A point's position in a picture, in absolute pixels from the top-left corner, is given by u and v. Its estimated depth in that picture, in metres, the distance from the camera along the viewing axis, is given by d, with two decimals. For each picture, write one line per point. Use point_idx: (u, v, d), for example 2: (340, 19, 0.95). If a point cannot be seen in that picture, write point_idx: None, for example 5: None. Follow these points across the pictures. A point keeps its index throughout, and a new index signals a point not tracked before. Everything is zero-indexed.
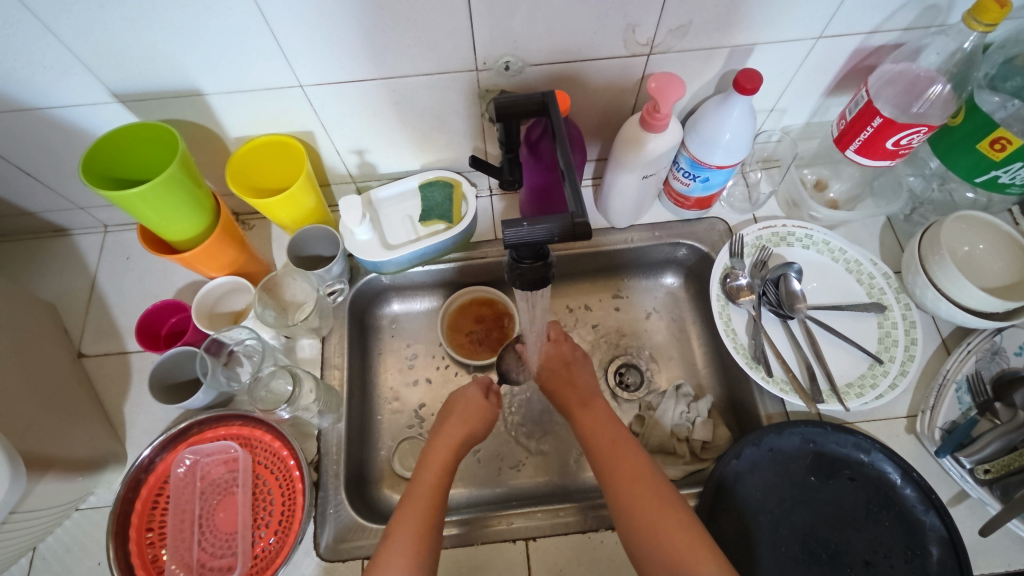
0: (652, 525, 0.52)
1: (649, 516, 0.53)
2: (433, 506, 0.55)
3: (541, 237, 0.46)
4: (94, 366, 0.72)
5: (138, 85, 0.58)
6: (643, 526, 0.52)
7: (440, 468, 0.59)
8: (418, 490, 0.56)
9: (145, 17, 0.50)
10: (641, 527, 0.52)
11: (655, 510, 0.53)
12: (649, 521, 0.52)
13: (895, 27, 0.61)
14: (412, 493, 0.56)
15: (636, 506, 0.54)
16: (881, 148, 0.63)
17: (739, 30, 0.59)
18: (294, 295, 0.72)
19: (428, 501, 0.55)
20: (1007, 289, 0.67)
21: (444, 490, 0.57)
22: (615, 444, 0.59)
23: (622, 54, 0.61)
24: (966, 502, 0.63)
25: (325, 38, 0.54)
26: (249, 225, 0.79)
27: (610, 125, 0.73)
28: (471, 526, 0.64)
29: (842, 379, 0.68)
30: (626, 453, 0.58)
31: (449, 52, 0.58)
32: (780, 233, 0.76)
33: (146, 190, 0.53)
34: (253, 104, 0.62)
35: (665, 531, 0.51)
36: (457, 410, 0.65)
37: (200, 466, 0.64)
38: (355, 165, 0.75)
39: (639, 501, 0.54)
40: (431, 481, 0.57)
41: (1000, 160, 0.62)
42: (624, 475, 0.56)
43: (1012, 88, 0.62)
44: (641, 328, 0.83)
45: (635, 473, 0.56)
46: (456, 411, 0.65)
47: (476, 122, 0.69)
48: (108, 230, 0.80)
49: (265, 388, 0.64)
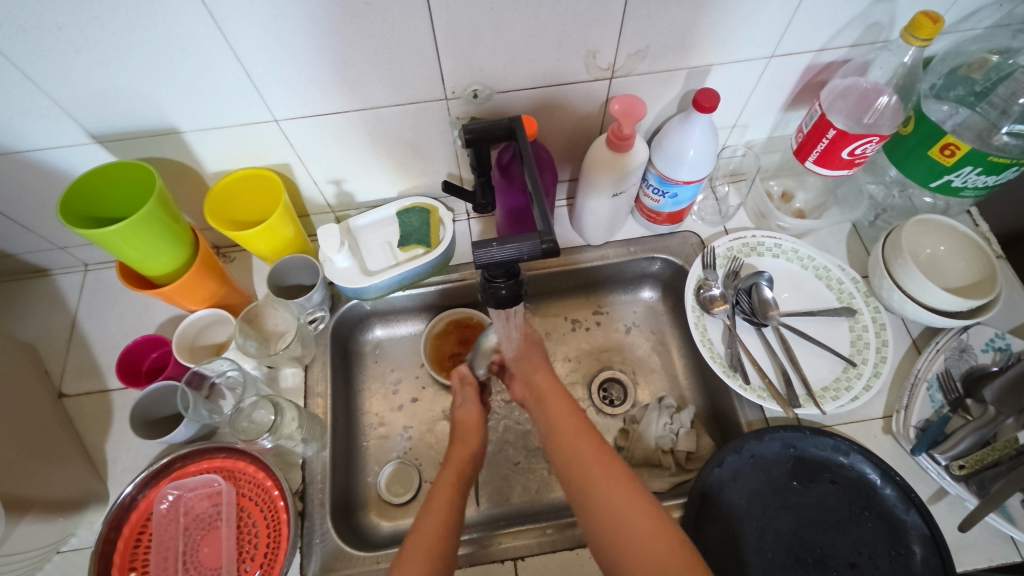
0: (630, 530, 0.50)
1: (622, 518, 0.51)
2: (449, 520, 0.54)
3: (511, 256, 0.47)
4: (75, 406, 0.71)
5: (116, 125, 0.60)
6: (624, 531, 0.50)
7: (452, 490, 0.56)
8: (429, 517, 0.54)
9: (120, 61, 0.52)
10: (612, 529, 0.50)
11: (636, 510, 0.51)
12: (627, 523, 0.50)
13: (842, 44, 0.64)
14: (423, 519, 0.54)
15: (613, 511, 0.51)
16: (838, 158, 0.66)
17: (697, 52, 0.62)
18: (275, 325, 0.73)
19: (443, 523, 0.53)
20: (969, 288, 0.69)
21: (455, 515, 0.54)
22: (580, 437, 0.58)
23: (585, 78, 0.64)
24: (945, 499, 0.64)
25: (296, 75, 0.56)
26: (230, 257, 0.80)
27: (580, 147, 0.76)
28: (471, 546, 0.64)
29: (817, 383, 0.70)
30: (589, 458, 0.55)
31: (419, 83, 0.60)
32: (750, 243, 0.78)
33: (124, 227, 0.54)
34: (228, 139, 0.64)
35: (644, 535, 0.49)
36: (459, 432, 0.64)
37: (183, 501, 0.63)
38: (333, 195, 0.77)
39: (615, 500, 0.52)
40: (442, 499, 0.55)
41: (952, 165, 0.65)
42: (595, 473, 0.54)
43: (955, 97, 0.66)
44: (622, 344, 0.84)
45: (613, 473, 0.54)
46: (457, 444, 0.63)
47: (450, 149, 0.71)
48: (89, 269, 0.81)
49: (247, 419, 0.64)
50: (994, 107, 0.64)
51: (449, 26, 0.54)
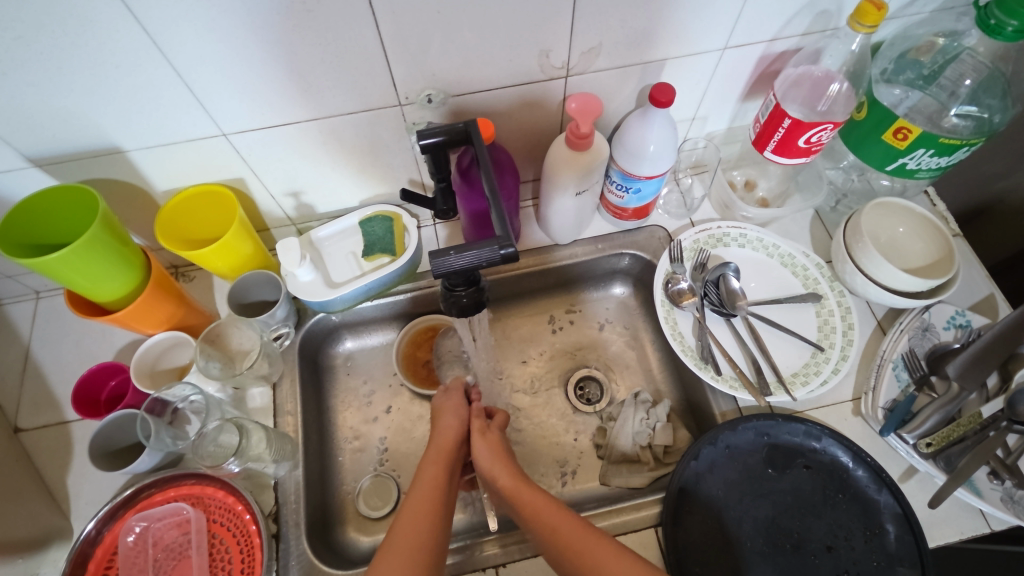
0: None
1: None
2: (425, 523, 0.50)
3: (469, 264, 0.46)
4: (33, 441, 0.69)
5: (55, 147, 0.57)
6: None
7: (433, 499, 0.53)
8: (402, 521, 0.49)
9: (52, 80, 0.50)
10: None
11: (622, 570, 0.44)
12: None
13: (793, 34, 0.64)
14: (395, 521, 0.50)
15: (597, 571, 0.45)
16: (795, 146, 0.66)
17: (651, 48, 0.62)
18: (240, 344, 0.71)
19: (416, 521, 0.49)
20: (929, 267, 0.70)
21: (435, 522, 0.50)
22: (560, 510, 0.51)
23: (540, 78, 0.63)
24: (916, 477, 0.65)
25: (241, 87, 0.55)
26: (189, 277, 0.78)
27: (541, 146, 0.75)
28: (459, 555, 0.63)
29: (787, 370, 0.71)
30: (556, 503, 0.52)
31: (370, 89, 0.59)
32: (716, 234, 0.79)
33: (68, 253, 0.52)
34: (176, 157, 0.62)
35: None
36: (436, 441, 0.61)
37: (151, 532, 0.61)
38: (292, 208, 0.75)
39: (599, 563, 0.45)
40: (420, 501, 0.52)
41: (905, 148, 0.65)
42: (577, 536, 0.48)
43: (905, 81, 0.67)
44: (597, 341, 0.84)
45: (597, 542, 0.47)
46: (434, 451, 0.59)
47: (409, 156, 0.70)
48: (40, 296, 0.78)
49: (213, 443, 0.62)
50: (944, 89, 0.65)
51: (396, 31, 0.53)
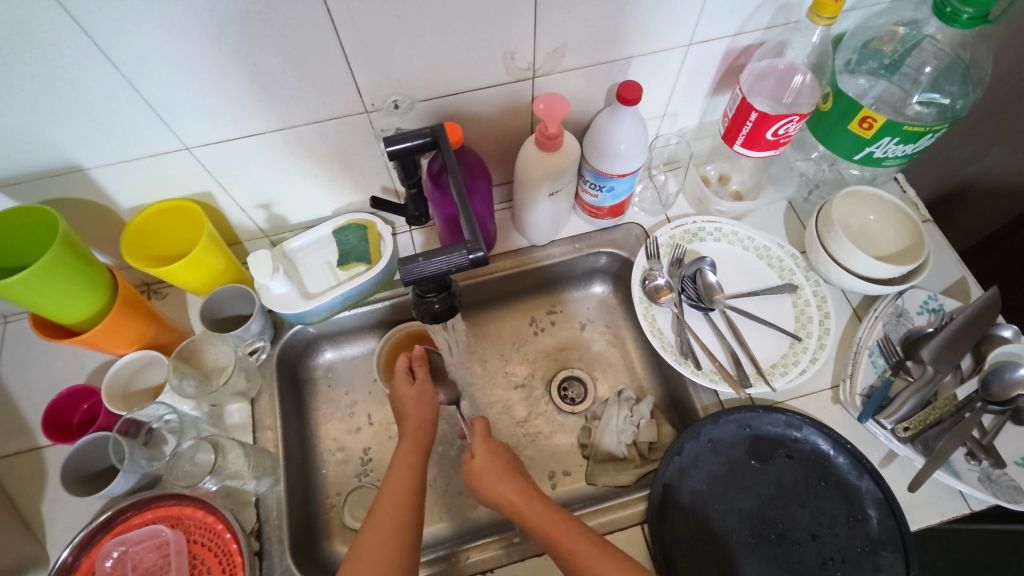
0: None
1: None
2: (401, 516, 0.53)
3: (438, 269, 0.46)
4: (4, 469, 0.67)
5: (13, 168, 0.56)
6: None
7: (407, 488, 0.56)
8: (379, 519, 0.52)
9: (4, 101, 0.48)
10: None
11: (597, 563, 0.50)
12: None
13: (756, 28, 0.65)
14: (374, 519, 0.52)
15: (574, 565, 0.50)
16: (763, 139, 0.67)
17: (615, 46, 0.62)
18: (215, 360, 0.70)
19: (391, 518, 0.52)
20: (900, 254, 0.71)
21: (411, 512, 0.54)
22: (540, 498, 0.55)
23: (506, 80, 0.63)
24: (896, 461, 0.66)
25: (201, 99, 0.54)
26: (161, 294, 0.76)
27: (513, 148, 0.75)
28: (443, 563, 0.63)
29: (766, 361, 0.71)
30: (535, 494, 0.56)
31: (335, 97, 0.58)
32: (692, 229, 0.79)
33: (27, 276, 0.51)
34: (140, 173, 0.61)
35: None
36: (407, 424, 0.62)
37: (129, 556, 0.59)
38: (264, 220, 0.74)
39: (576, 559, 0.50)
40: (396, 493, 0.55)
41: (871, 137, 0.66)
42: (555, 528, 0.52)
43: (869, 71, 0.68)
44: (578, 341, 0.84)
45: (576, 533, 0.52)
46: (409, 436, 0.61)
47: (379, 163, 0.69)
48: (8, 320, 0.76)
49: (189, 462, 0.61)
50: (908, 77, 0.66)
51: (356, 38, 0.52)
